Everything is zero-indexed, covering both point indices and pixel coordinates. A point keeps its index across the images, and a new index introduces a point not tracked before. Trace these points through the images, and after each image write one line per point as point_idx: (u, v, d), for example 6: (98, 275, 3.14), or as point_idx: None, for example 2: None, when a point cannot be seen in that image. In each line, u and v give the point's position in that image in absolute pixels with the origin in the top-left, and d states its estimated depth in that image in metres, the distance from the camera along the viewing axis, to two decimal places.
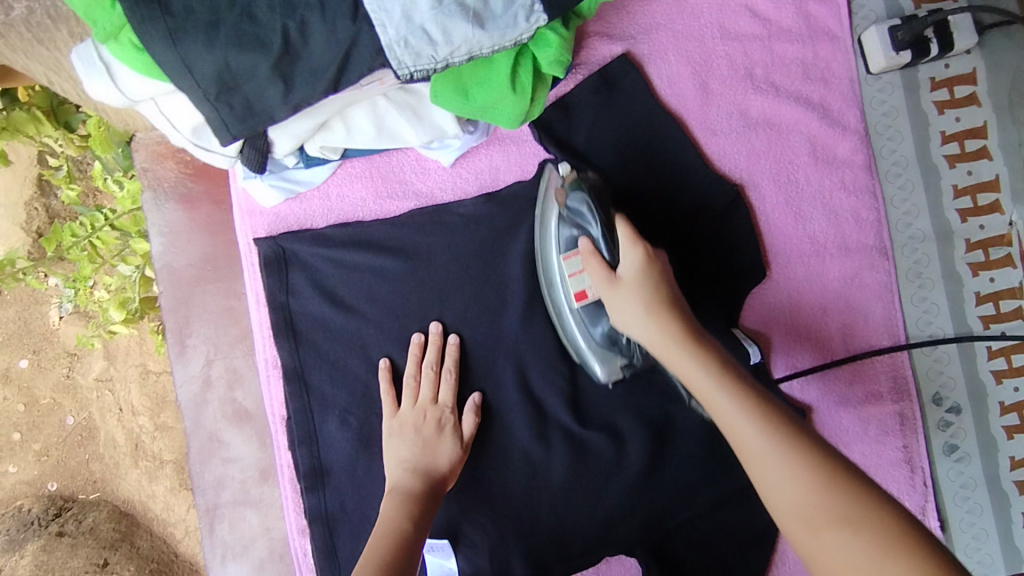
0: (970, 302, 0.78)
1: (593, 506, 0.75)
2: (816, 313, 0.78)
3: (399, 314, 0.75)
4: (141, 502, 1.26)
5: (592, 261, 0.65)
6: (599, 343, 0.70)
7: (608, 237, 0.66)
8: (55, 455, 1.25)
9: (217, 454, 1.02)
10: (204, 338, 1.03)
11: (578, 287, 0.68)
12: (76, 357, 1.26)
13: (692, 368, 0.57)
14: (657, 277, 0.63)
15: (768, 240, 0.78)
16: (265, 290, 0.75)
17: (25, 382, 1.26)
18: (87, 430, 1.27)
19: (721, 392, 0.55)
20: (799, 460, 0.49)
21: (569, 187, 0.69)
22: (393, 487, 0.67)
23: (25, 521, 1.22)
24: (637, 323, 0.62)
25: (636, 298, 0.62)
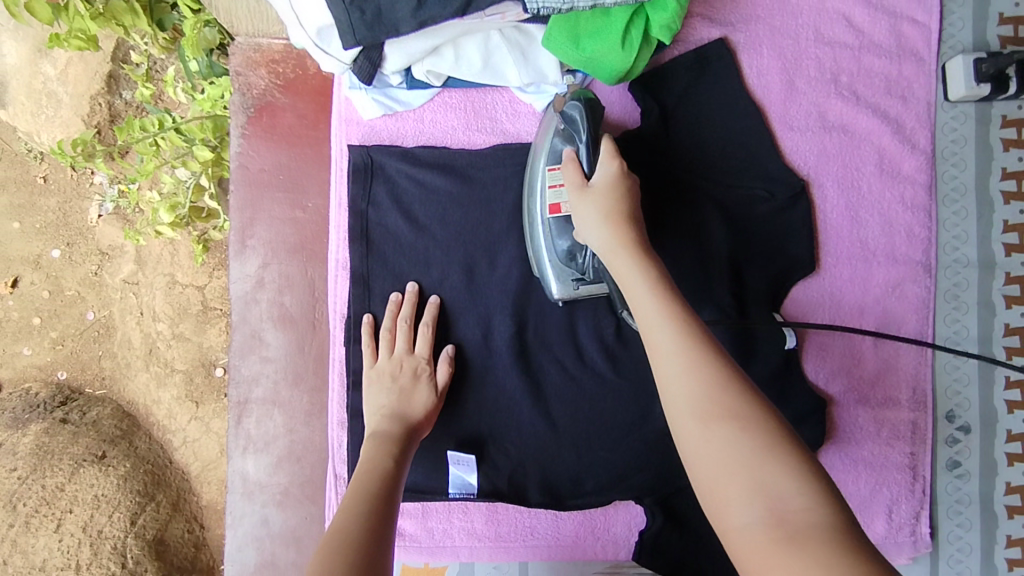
0: (999, 331, 0.82)
1: (612, 451, 0.80)
2: (854, 313, 0.82)
3: (466, 241, 0.80)
4: (146, 406, 1.46)
5: (570, 170, 0.70)
6: (560, 258, 0.73)
7: (591, 156, 0.71)
8: (69, 346, 1.47)
9: (257, 352, 1.06)
10: (264, 240, 1.07)
11: (555, 200, 0.73)
12: (106, 255, 1.46)
13: (632, 277, 0.59)
14: (620, 191, 0.66)
15: (822, 237, 0.82)
16: (349, 196, 0.81)
17: (55, 272, 1.46)
18: (105, 327, 1.47)
19: (655, 305, 0.56)
20: (702, 360, 0.51)
21: (569, 99, 0.74)
22: (370, 432, 0.71)
23: (33, 404, 1.45)
24: (593, 227, 0.65)
25: (598, 206, 0.66)
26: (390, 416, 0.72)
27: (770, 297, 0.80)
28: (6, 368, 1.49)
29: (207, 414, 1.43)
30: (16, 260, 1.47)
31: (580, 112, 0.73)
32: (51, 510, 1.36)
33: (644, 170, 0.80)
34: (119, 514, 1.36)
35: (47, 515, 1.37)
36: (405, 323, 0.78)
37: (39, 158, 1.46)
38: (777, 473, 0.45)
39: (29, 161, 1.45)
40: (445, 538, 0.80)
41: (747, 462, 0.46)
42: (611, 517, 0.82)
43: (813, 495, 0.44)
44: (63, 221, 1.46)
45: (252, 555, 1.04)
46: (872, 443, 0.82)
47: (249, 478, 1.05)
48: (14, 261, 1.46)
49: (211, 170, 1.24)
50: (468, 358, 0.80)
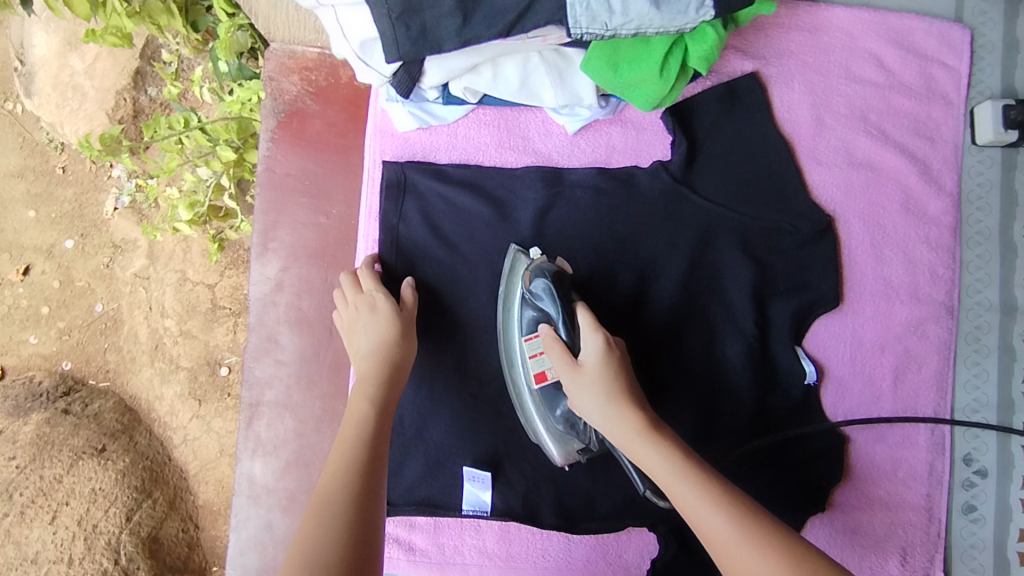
0: (1019, 375, 0.82)
1: (627, 476, 0.79)
2: (875, 351, 0.82)
3: (492, 258, 0.81)
4: (148, 402, 1.45)
5: (553, 347, 0.69)
6: (558, 426, 0.73)
7: (567, 322, 0.71)
8: (76, 337, 1.47)
9: (271, 355, 1.06)
10: (285, 243, 1.07)
11: (539, 368, 0.72)
12: (119, 249, 1.46)
13: (653, 457, 0.60)
14: (613, 366, 0.66)
15: (846, 273, 0.82)
16: (381, 208, 0.81)
17: (67, 262, 1.47)
18: (113, 320, 1.46)
19: (686, 482, 0.58)
20: (770, 549, 0.52)
21: (535, 272, 0.74)
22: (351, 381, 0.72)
23: (36, 393, 1.45)
24: (596, 411, 0.65)
25: (596, 387, 0.65)
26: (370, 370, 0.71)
27: (792, 330, 0.81)
28: (8, 355, 1.49)
29: (209, 413, 1.43)
30: (29, 248, 1.47)
31: (547, 287, 0.72)
32: (47, 503, 1.37)
33: (675, 202, 0.81)
34: (115, 509, 1.37)
35: (43, 506, 1.37)
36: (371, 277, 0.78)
37: (60, 149, 1.48)
38: None
39: (50, 152, 1.47)
40: (455, 555, 0.80)
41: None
42: (623, 543, 0.81)
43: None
44: (78, 212, 1.47)
45: (254, 559, 1.03)
46: (888, 482, 0.82)
47: (256, 482, 1.04)
48: (27, 249, 1.47)
49: (233, 170, 1.27)
50: (489, 373, 0.80)
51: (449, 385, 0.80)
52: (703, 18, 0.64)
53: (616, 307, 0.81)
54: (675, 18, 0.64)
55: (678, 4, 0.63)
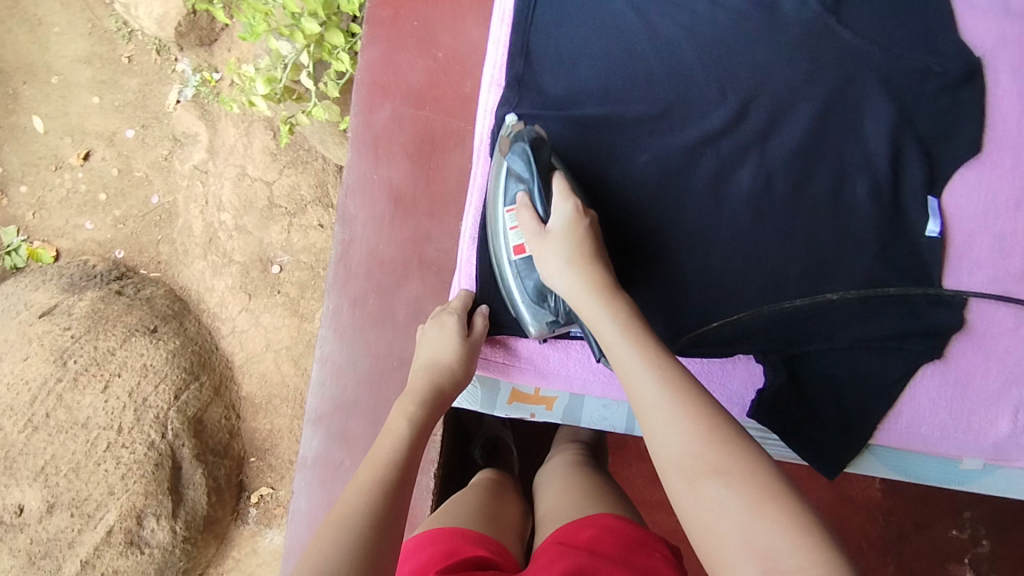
0: None
1: (738, 306, 0.79)
2: (1010, 205, 0.79)
3: (623, 73, 0.79)
4: (199, 292, 1.49)
5: (526, 215, 0.73)
6: (531, 296, 0.75)
7: (542, 191, 0.73)
8: (131, 226, 1.55)
9: (371, 189, 1.05)
10: (391, 82, 1.06)
11: (518, 241, 0.75)
12: (179, 141, 1.55)
13: (604, 322, 0.64)
14: (581, 231, 0.70)
15: (990, 123, 0.79)
16: (515, 14, 0.79)
17: (128, 151, 1.57)
18: (168, 213, 1.54)
19: (624, 341, 0.62)
20: (689, 407, 0.54)
21: (517, 137, 0.74)
22: (409, 390, 0.73)
23: (92, 273, 1.52)
24: (559, 275, 0.70)
25: (560, 249, 0.70)
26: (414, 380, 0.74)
27: (928, 179, 0.79)
28: (64, 240, 1.58)
29: (258, 307, 1.44)
30: (91, 133, 1.59)
31: (528, 150, 0.72)
32: (99, 371, 1.37)
33: (819, 33, 0.79)
34: (165, 385, 1.38)
35: (96, 375, 1.37)
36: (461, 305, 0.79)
37: (127, 39, 1.60)
38: (773, 521, 0.45)
39: (118, 41, 1.59)
40: (560, 367, 0.80)
41: (744, 528, 0.46)
42: (729, 372, 0.82)
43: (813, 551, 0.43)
44: (142, 103, 1.58)
45: (336, 389, 1.04)
46: (1010, 339, 0.79)
47: (341, 316, 1.05)
48: (90, 134, 1.59)
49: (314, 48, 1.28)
50: (609, 191, 0.79)
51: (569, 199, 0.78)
52: None
53: (747, 138, 0.79)
54: None
55: None
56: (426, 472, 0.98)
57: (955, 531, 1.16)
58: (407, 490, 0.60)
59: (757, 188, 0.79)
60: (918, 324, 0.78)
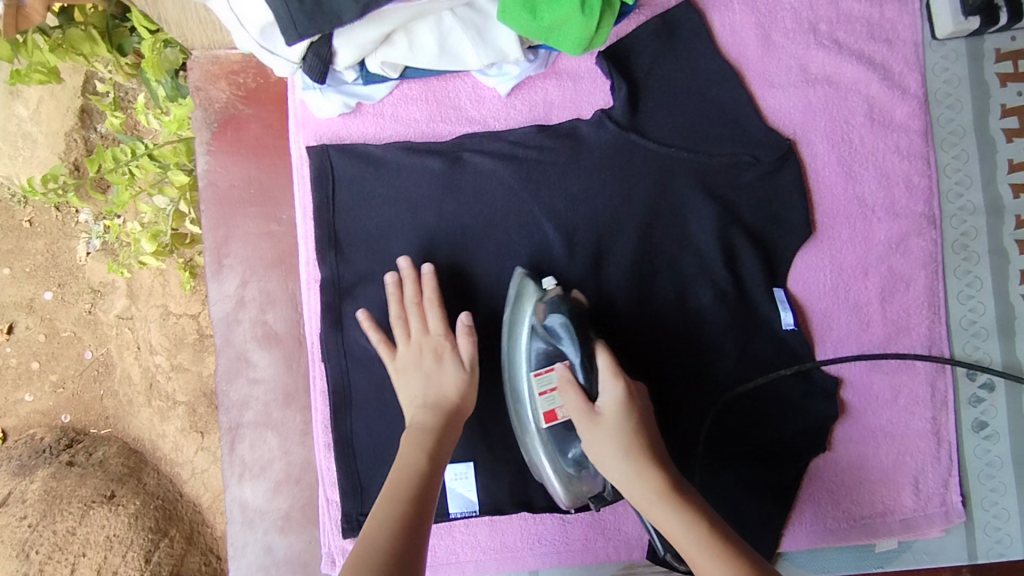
0: (1015, 279, 0.78)
1: None
2: (857, 275, 0.77)
3: (436, 240, 0.76)
4: (151, 440, 1.21)
5: (570, 392, 0.65)
6: (567, 469, 0.68)
7: (585, 367, 0.66)
8: (71, 387, 1.23)
9: (244, 374, 1.01)
10: (241, 257, 1.02)
11: (550, 407, 0.67)
12: (99, 292, 1.22)
13: (672, 522, 0.57)
14: (633, 417, 0.63)
15: (815, 199, 0.77)
16: (313, 204, 0.75)
17: (49, 314, 1.22)
18: (104, 365, 1.22)
19: (705, 550, 0.54)
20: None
21: (549, 305, 0.68)
22: (406, 423, 0.66)
23: (38, 449, 1.19)
24: (614, 463, 0.61)
25: (614, 438, 0.62)
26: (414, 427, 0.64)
27: (769, 272, 0.76)
28: (6, 417, 1.23)
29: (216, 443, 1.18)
30: (8, 305, 1.22)
31: (564, 324, 0.67)
32: (63, 558, 1.10)
33: (626, 151, 0.76)
34: (133, 555, 1.10)
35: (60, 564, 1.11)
36: (413, 292, 0.71)
37: (23, 202, 1.21)
38: None
39: (12, 206, 1.21)
40: (448, 555, 0.77)
41: None
42: (622, 515, 0.77)
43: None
44: (53, 263, 1.23)
45: None
46: (890, 410, 0.77)
47: (248, 506, 1.00)
48: (6, 305, 1.22)
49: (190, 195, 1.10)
50: None
51: None
52: None
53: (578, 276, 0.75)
54: None
55: None
56: None
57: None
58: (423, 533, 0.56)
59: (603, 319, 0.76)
60: (792, 422, 0.75)
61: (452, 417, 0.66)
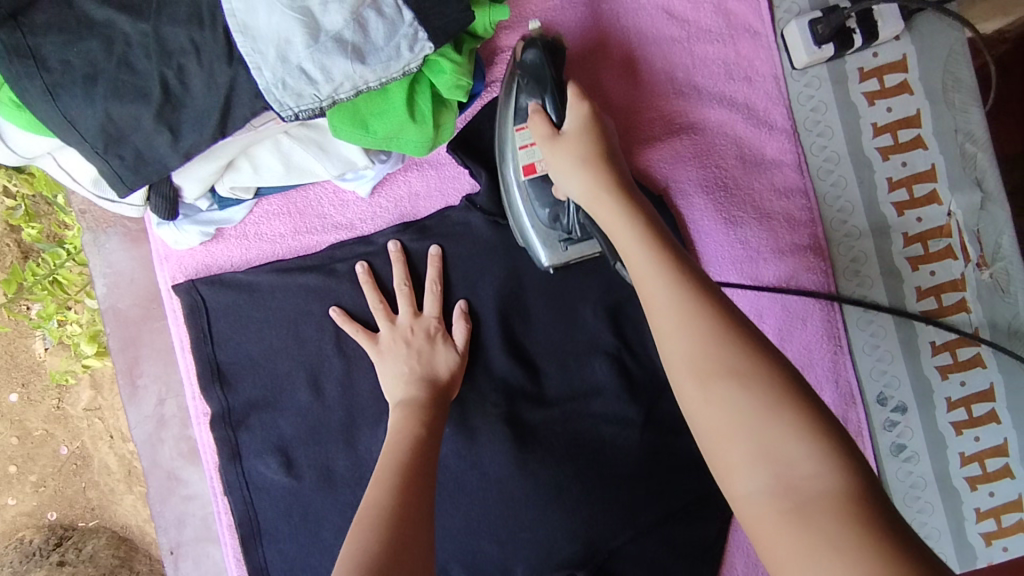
0: (912, 297, 0.77)
1: (534, 531, 0.74)
2: (752, 319, 0.76)
3: (319, 355, 0.74)
4: (140, 525, 1.12)
5: (538, 121, 0.64)
6: (543, 221, 0.69)
7: (556, 102, 0.65)
8: (52, 485, 1.13)
9: (177, 492, 0.99)
10: (156, 375, 1.01)
11: (528, 160, 0.68)
12: (64, 385, 1.12)
13: (624, 235, 0.53)
14: (596, 135, 0.61)
15: (697, 249, 0.76)
16: (189, 341, 0.73)
17: (17, 417, 1.10)
18: (82, 458, 1.13)
19: (639, 243, 0.51)
20: (701, 322, 0.45)
21: (527, 45, 0.68)
22: (398, 402, 0.67)
23: (28, 553, 1.10)
24: (571, 177, 0.59)
25: (570, 152, 0.60)
26: (395, 437, 0.61)
27: None
28: None
29: None
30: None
31: (537, 57, 0.66)
32: None
33: (500, 236, 0.75)
34: None
35: None
36: (404, 272, 0.73)
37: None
38: (789, 438, 0.40)
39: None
40: None
41: (755, 435, 0.41)
42: None
43: (821, 449, 0.40)
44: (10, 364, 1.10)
45: None
46: None
47: None
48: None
49: None
50: (363, 472, 0.73)
51: (325, 502, 0.73)
52: (422, 54, 0.58)
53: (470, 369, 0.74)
54: (390, 64, 0.58)
55: (385, 50, 0.57)
56: None
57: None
58: (426, 484, 0.56)
59: (503, 406, 0.74)
60: (711, 478, 0.75)
61: (446, 399, 0.68)
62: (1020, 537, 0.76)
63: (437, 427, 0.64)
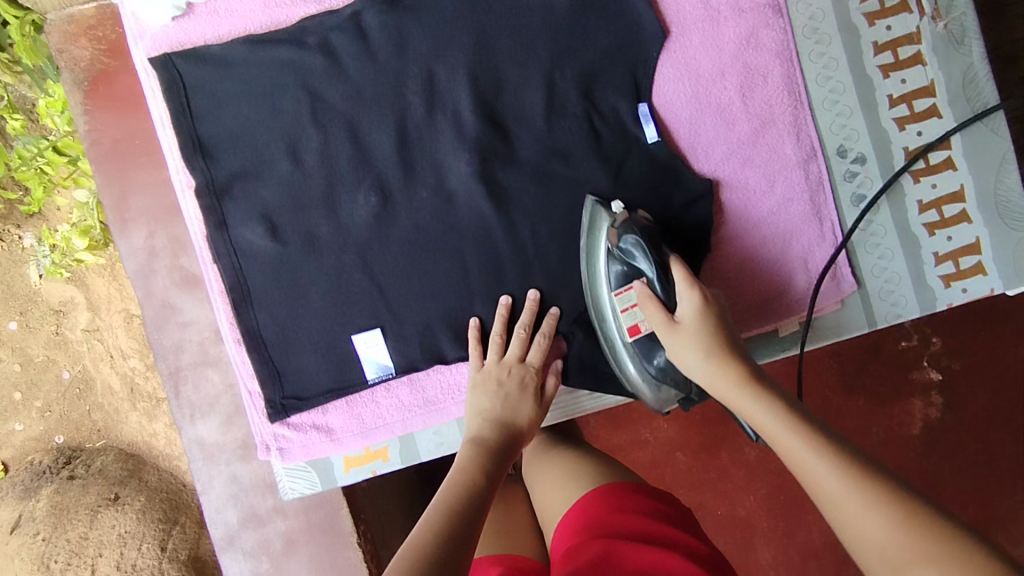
0: (869, 52, 0.79)
1: (509, 286, 0.78)
2: (714, 76, 0.78)
3: (295, 127, 0.76)
4: (145, 442, 1.26)
5: (649, 305, 0.68)
6: (655, 376, 0.73)
7: (662, 279, 0.69)
8: (58, 410, 1.27)
9: (173, 319, 1.03)
10: (144, 209, 1.03)
11: (632, 322, 0.72)
12: (61, 311, 1.25)
13: (754, 410, 0.58)
14: (713, 321, 0.65)
15: (663, 10, 0.78)
16: (170, 116, 0.76)
17: (18, 343, 1.25)
18: (85, 382, 1.26)
19: (790, 433, 0.54)
20: (873, 494, 0.46)
21: (620, 230, 0.71)
22: (471, 435, 0.71)
23: (38, 472, 1.22)
24: (697, 366, 0.64)
25: (695, 339, 0.64)
26: (464, 460, 0.67)
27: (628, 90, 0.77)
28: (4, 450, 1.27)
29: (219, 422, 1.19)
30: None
31: (638, 245, 0.69)
32: (81, 562, 1.10)
33: (467, 3, 0.76)
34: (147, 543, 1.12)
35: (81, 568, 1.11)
36: (502, 327, 0.76)
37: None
38: None
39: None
40: (377, 419, 0.79)
41: None
42: None
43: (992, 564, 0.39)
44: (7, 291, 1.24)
45: (233, 512, 1.04)
46: (768, 200, 0.79)
47: (206, 443, 1.04)
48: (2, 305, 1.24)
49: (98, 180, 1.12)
50: (346, 237, 0.77)
51: (312, 266, 0.77)
52: None
53: (443, 137, 0.77)
54: None
55: None
56: (349, 544, 1.02)
57: (903, 343, 1.14)
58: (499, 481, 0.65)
59: (475, 168, 0.77)
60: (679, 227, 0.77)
61: (516, 445, 0.72)
62: (979, 278, 0.79)
63: (503, 472, 0.68)
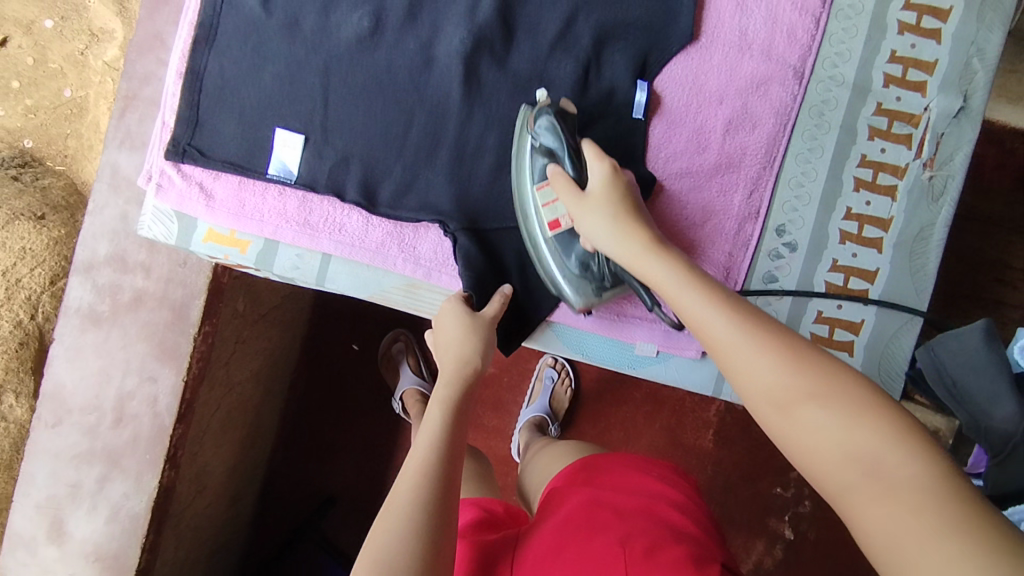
0: (854, 160, 0.80)
1: (433, 168, 0.80)
2: (712, 99, 0.80)
3: None
4: None
5: (560, 180, 0.70)
6: (574, 271, 0.74)
7: (573, 156, 0.70)
8: (40, 118, 1.18)
9: (156, 52, 1.02)
10: None
11: (553, 217, 0.73)
12: (96, 37, 1.17)
13: (693, 302, 0.56)
14: (620, 193, 0.67)
15: (705, 19, 0.80)
16: None
17: (42, 42, 1.18)
18: (78, 108, 1.18)
19: (732, 325, 0.53)
20: (812, 391, 0.47)
21: (538, 112, 0.72)
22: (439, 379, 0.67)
23: None
24: (604, 232, 0.66)
25: (603, 211, 0.66)
26: (428, 437, 0.60)
27: (633, 63, 0.79)
28: None
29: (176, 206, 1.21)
30: (9, 20, 1.17)
31: (549, 124, 0.71)
32: None
33: None
34: (42, 269, 1.08)
35: None
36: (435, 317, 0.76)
37: None
38: (929, 521, 0.40)
39: None
40: (254, 211, 0.81)
41: (894, 520, 0.41)
42: (419, 235, 0.81)
43: (974, 538, 0.38)
44: None
45: (104, 246, 1.01)
46: (692, 232, 0.80)
47: (119, 171, 1.01)
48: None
49: None
50: (324, 43, 0.78)
51: (280, 47, 0.79)
52: None
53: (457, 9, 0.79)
54: None
55: None
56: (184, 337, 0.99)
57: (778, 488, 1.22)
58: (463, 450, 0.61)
59: (465, 49, 0.78)
60: None
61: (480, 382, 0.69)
62: None
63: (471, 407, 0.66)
